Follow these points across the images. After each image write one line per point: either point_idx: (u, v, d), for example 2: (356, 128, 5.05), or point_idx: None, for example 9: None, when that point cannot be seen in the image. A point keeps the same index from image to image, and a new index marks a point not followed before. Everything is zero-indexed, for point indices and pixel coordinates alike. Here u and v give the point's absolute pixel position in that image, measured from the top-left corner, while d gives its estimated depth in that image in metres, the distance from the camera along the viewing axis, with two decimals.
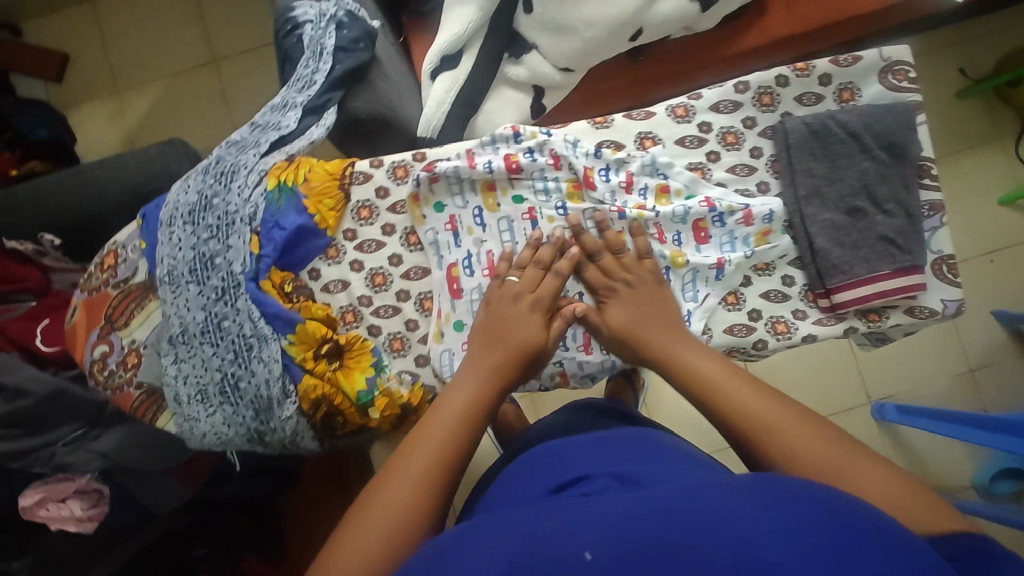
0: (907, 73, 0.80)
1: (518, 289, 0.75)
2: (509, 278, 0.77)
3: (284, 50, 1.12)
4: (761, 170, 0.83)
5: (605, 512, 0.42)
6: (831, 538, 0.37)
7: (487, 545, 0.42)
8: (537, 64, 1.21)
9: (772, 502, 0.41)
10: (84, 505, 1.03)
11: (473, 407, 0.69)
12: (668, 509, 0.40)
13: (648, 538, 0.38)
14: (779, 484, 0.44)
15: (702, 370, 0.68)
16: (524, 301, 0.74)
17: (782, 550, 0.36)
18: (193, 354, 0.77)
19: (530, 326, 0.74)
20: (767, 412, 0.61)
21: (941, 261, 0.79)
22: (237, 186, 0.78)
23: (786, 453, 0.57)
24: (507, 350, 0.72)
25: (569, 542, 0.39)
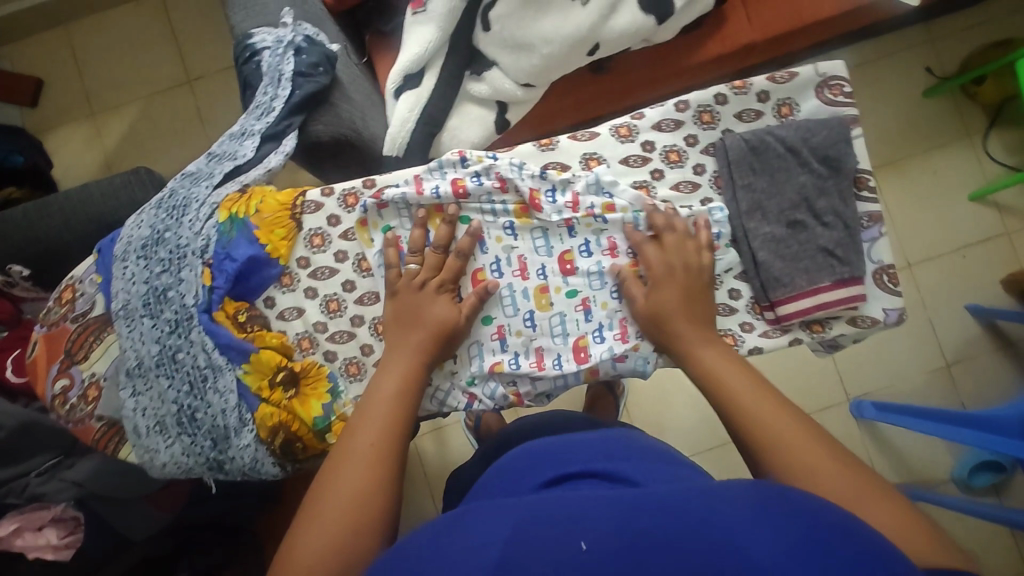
0: (842, 88, 0.83)
1: (421, 277, 0.78)
2: (408, 266, 0.80)
3: (243, 76, 1.11)
4: (706, 186, 0.84)
5: (609, 505, 0.44)
6: (816, 541, 0.40)
7: (486, 532, 0.44)
8: (498, 80, 1.18)
9: (761, 505, 0.44)
10: (60, 533, 1.04)
11: (403, 391, 0.72)
12: (666, 509, 0.43)
13: (646, 534, 0.41)
14: (770, 487, 0.46)
15: (717, 371, 0.70)
16: (430, 286, 0.78)
17: (771, 556, 0.39)
18: (150, 386, 0.78)
19: (441, 305, 0.77)
20: (788, 422, 0.62)
21: (881, 271, 0.81)
22: (188, 220, 0.80)
23: (804, 466, 0.58)
24: (424, 330, 0.75)
25: (570, 531, 0.42)
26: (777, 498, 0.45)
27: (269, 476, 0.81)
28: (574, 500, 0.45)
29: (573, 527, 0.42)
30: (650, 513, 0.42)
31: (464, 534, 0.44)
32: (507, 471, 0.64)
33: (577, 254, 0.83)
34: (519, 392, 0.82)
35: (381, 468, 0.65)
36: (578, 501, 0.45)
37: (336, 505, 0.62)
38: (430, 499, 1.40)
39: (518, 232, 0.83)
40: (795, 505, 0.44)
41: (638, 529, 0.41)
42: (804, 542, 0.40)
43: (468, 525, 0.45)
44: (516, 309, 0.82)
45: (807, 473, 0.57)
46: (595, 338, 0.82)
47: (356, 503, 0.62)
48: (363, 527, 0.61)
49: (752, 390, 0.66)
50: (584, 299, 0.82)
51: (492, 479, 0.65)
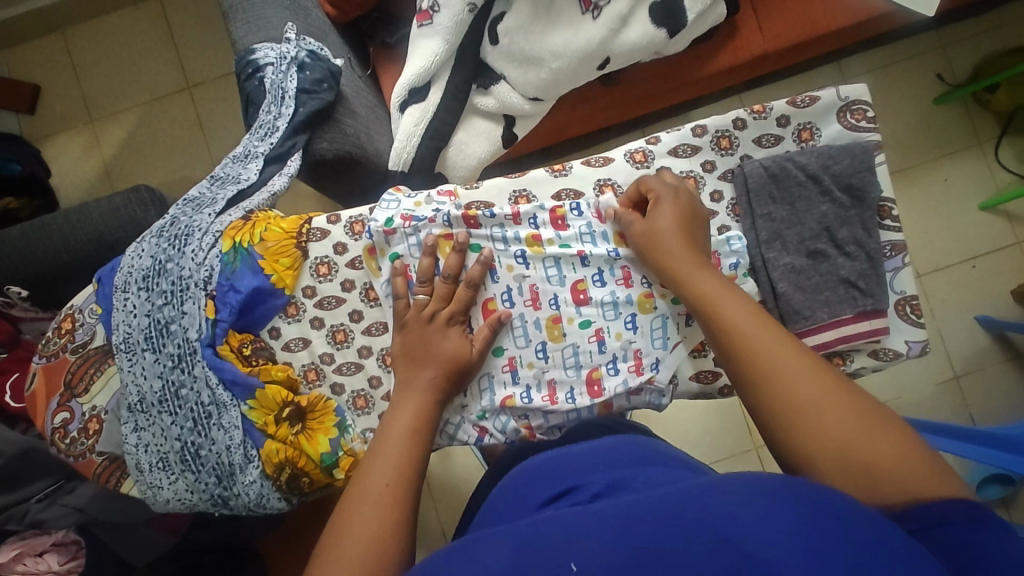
0: (865, 112, 0.81)
1: (431, 309, 0.76)
2: (417, 297, 0.77)
3: (246, 93, 1.08)
4: (723, 214, 0.82)
5: (603, 519, 0.42)
6: (815, 529, 0.38)
7: (480, 559, 0.42)
8: (506, 94, 1.14)
9: (758, 494, 0.41)
10: (61, 559, 1.02)
11: (415, 425, 0.70)
12: (659, 513, 0.41)
13: (639, 542, 0.39)
14: (766, 477, 0.44)
15: (707, 292, 0.66)
16: (440, 319, 0.76)
17: (769, 547, 0.36)
18: (153, 422, 0.76)
19: (452, 340, 0.75)
20: (788, 350, 0.59)
21: (905, 301, 0.79)
22: (191, 249, 0.78)
23: (805, 402, 0.55)
24: (437, 365, 0.73)
25: (560, 552, 0.40)
26: (772, 486, 0.42)
27: (275, 510, 0.79)
28: (569, 519, 0.43)
29: (565, 549, 0.40)
30: (645, 520, 0.40)
31: (467, 564, 0.42)
32: (513, 487, 0.60)
33: (591, 284, 0.80)
34: (531, 426, 0.79)
35: (397, 505, 0.63)
36: (575, 517, 0.43)
37: (357, 548, 0.59)
38: (435, 515, 1.38)
39: (530, 259, 0.80)
40: (792, 489, 0.42)
41: (634, 542, 0.39)
42: (802, 525, 0.38)
43: (475, 555, 0.43)
44: (528, 339, 0.80)
45: (806, 405, 0.54)
46: (609, 369, 0.79)
47: (376, 542, 0.60)
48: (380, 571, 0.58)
49: (742, 312, 0.63)
50: (598, 329, 0.79)
51: (498, 497, 0.61)
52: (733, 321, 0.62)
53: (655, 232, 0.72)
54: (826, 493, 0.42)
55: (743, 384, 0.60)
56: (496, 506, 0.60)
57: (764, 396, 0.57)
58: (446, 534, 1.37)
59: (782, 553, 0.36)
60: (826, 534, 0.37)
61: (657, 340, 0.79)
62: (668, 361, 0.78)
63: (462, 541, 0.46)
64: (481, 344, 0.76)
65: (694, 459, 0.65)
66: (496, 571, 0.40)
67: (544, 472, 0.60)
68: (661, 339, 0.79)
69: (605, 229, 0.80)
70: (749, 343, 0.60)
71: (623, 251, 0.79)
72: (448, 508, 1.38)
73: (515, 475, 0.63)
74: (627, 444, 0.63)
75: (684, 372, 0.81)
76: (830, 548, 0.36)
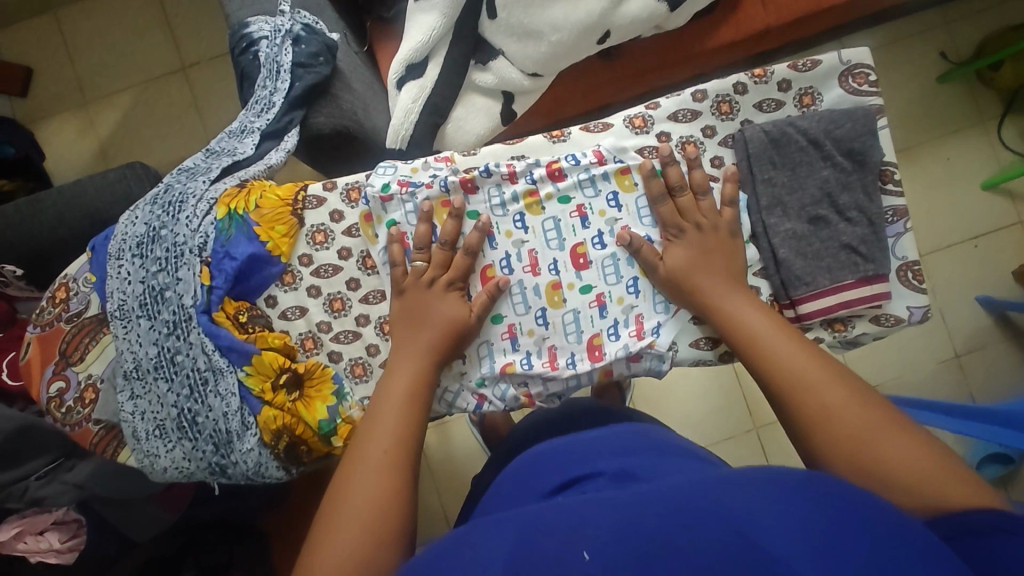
0: (867, 76, 0.80)
1: (430, 273, 0.75)
2: (415, 263, 0.76)
3: (240, 67, 1.07)
4: (724, 179, 0.81)
5: (613, 507, 0.41)
6: (831, 526, 0.37)
7: (488, 548, 0.42)
8: (504, 69, 1.13)
9: (772, 490, 0.41)
10: (63, 536, 1.01)
11: (413, 389, 0.70)
12: (671, 503, 0.40)
13: (649, 528, 0.38)
14: (782, 474, 0.43)
15: (748, 323, 0.69)
16: (439, 283, 0.75)
17: (786, 544, 0.36)
18: (149, 390, 0.76)
19: (445, 303, 0.74)
20: (787, 343, 0.66)
21: (907, 267, 0.78)
22: (185, 216, 0.77)
23: (831, 408, 0.60)
24: (433, 329, 0.73)
25: (571, 541, 0.39)
26: (788, 483, 0.42)
27: (273, 480, 0.78)
28: (578, 509, 0.42)
29: (574, 538, 0.39)
30: (655, 507, 0.40)
31: (476, 549, 0.42)
32: (521, 475, 0.60)
33: (591, 247, 0.79)
34: (531, 393, 0.79)
35: (395, 466, 0.63)
36: (583, 507, 0.42)
37: (361, 510, 0.60)
38: (436, 495, 1.38)
39: (528, 223, 0.80)
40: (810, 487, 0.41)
41: (646, 528, 0.38)
42: (817, 523, 0.37)
43: (482, 543, 0.43)
44: (527, 307, 0.79)
45: (836, 412, 0.59)
46: (610, 335, 0.78)
47: (376, 506, 0.60)
48: (382, 532, 0.59)
49: (754, 308, 0.70)
50: (598, 295, 0.79)
51: (504, 485, 0.61)
52: (747, 319, 0.70)
53: (678, 275, 0.74)
54: (842, 489, 0.42)
55: (783, 409, 0.63)
56: (501, 496, 0.59)
57: (796, 404, 0.62)
58: (447, 512, 1.37)
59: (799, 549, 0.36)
60: (843, 538, 0.36)
61: (659, 304, 0.79)
62: (670, 326, 0.78)
63: (470, 525, 0.47)
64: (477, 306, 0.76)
65: (703, 450, 0.65)
66: (501, 563, 0.40)
67: (551, 459, 0.59)
68: (663, 304, 0.79)
69: (605, 170, 0.79)
70: (761, 337, 0.68)
71: (624, 201, 0.79)
72: (449, 488, 1.38)
73: (523, 464, 0.62)
74: (633, 433, 0.63)
75: (684, 339, 0.79)
76: (847, 543, 0.36)
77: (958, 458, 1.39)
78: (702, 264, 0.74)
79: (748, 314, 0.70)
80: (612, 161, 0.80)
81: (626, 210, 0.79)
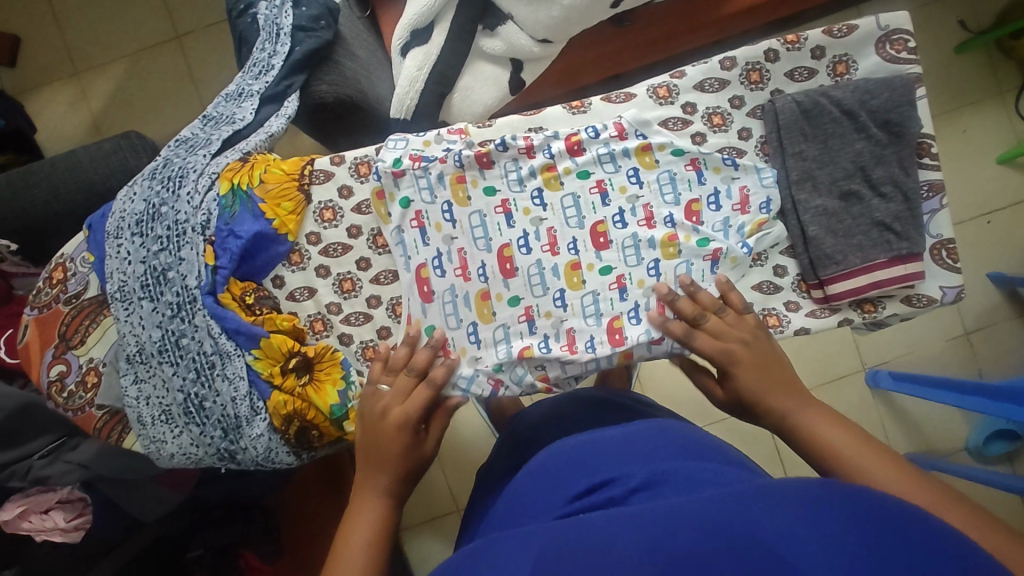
0: (906, 42, 0.75)
1: (387, 402, 0.69)
2: (381, 385, 0.70)
3: (239, 32, 1.03)
4: (752, 152, 0.77)
5: (640, 524, 0.41)
6: (865, 538, 0.36)
7: (519, 564, 0.43)
8: (513, 35, 1.05)
9: (810, 504, 0.40)
10: (67, 516, 1.00)
11: (376, 532, 0.64)
12: (699, 518, 0.40)
13: (678, 547, 0.38)
14: (822, 486, 0.42)
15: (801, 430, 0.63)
16: (394, 416, 0.68)
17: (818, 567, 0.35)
18: (153, 374, 0.73)
19: (401, 439, 0.67)
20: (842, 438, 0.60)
21: (940, 246, 0.75)
22: (186, 191, 0.73)
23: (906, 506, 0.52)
24: (392, 462, 0.67)
25: (597, 564, 0.39)
26: (824, 494, 0.41)
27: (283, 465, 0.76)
28: (606, 526, 0.42)
29: (601, 560, 0.39)
30: (686, 521, 0.40)
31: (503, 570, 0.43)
32: (544, 473, 0.58)
33: (611, 225, 0.76)
34: (549, 377, 0.75)
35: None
36: (612, 523, 0.42)
37: None
38: (441, 474, 1.35)
39: (547, 200, 0.76)
40: (850, 500, 0.40)
41: (675, 549, 0.38)
42: (853, 539, 0.36)
43: (512, 559, 0.44)
44: (545, 288, 0.76)
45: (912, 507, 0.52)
46: (631, 318, 0.75)
47: None
48: None
49: (830, 423, 0.62)
50: (619, 276, 0.75)
51: (527, 482, 0.59)
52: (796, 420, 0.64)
53: (741, 398, 0.68)
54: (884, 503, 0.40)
55: None
56: (524, 498, 0.58)
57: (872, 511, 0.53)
58: (452, 492, 1.35)
59: (829, 563, 0.35)
60: (878, 552, 0.35)
61: None
62: None
63: (494, 541, 0.47)
64: (411, 410, 0.69)
65: (741, 456, 0.64)
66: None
67: (574, 459, 0.58)
68: None
69: (626, 145, 0.75)
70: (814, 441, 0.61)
71: (645, 178, 0.75)
72: (454, 468, 1.35)
73: (549, 455, 0.61)
74: (661, 431, 0.62)
75: None
76: (883, 556, 0.35)
77: (964, 437, 1.38)
78: (767, 381, 0.67)
79: (826, 429, 0.62)
80: (633, 135, 0.76)
81: (648, 185, 0.75)
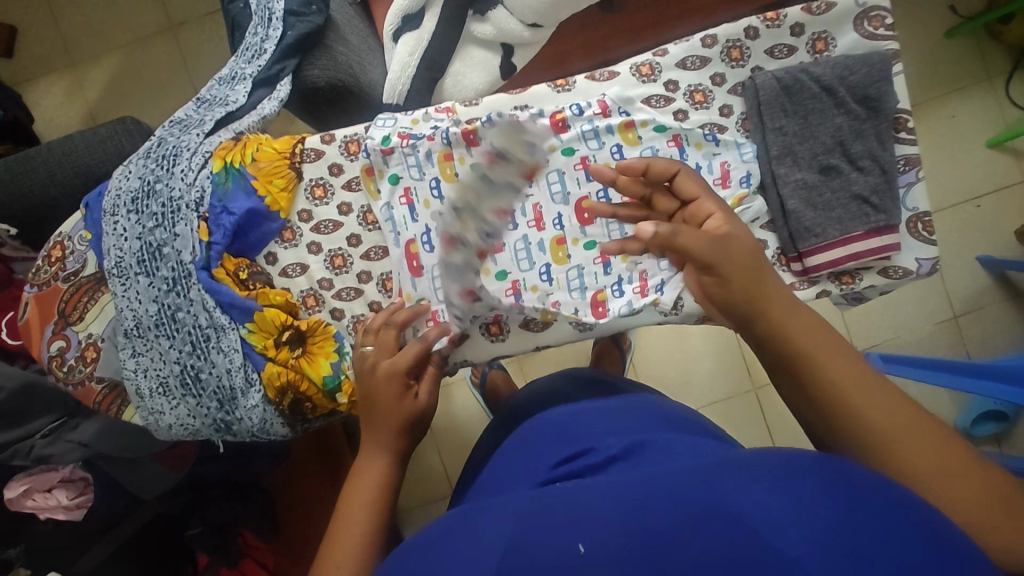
0: (884, 19, 0.77)
1: (375, 358, 0.70)
2: (365, 347, 0.72)
3: (231, 17, 1.05)
4: (732, 128, 0.79)
5: (614, 494, 0.40)
6: (837, 509, 0.35)
7: (491, 533, 0.41)
8: (503, 20, 1.05)
9: (787, 476, 0.38)
10: (70, 494, 1.02)
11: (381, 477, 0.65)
12: (670, 489, 0.38)
13: (650, 518, 0.36)
14: (802, 458, 0.40)
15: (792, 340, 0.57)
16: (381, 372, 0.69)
17: (792, 542, 0.33)
18: (150, 347, 0.75)
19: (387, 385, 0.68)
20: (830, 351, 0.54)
21: (917, 219, 0.77)
22: (180, 169, 0.75)
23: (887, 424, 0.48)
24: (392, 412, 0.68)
25: (568, 532, 0.37)
26: (804, 469, 0.39)
27: (278, 437, 0.78)
28: (580, 496, 0.41)
29: (572, 528, 0.38)
30: (660, 495, 0.38)
31: (470, 544, 0.41)
32: (530, 448, 0.59)
33: (596, 201, 0.77)
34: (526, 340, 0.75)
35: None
36: (585, 493, 0.41)
37: None
38: (438, 457, 1.38)
39: (533, 176, 0.78)
40: (828, 476, 0.38)
41: (647, 519, 0.36)
42: (829, 515, 0.35)
43: (483, 524, 0.42)
44: (531, 262, 0.78)
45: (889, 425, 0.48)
46: (614, 291, 0.77)
47: None
48: None
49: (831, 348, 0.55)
50: (603, 251, 0.77)
51: (512, 458, 0.60)
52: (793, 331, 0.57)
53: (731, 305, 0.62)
54: (860, 475, 0.39)
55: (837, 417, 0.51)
56: (504, 477, 0.58)
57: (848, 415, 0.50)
58: (449, 475, 1.36)
59: (803, 539, 0.33)
60: (857, 529, 0.34)
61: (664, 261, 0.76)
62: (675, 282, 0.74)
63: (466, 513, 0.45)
64: (405, 362, 0.70)
65: (715, 427, 0.65)
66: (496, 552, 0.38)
67: (557, 434, 0.59)
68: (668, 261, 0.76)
69: (610, 122, 0.77)
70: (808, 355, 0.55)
71: (629, 154, 0.77)
72: (449, 449, 1.37)
73: (533, 431, 0.62)
74: (645, 407, 0.63)
75: None
76: (856, 532, 0.33)
77: (953, 417, 1.39)
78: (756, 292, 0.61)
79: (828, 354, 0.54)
80: (616, 113, 0.77)
81: (631, 160, 0.77)
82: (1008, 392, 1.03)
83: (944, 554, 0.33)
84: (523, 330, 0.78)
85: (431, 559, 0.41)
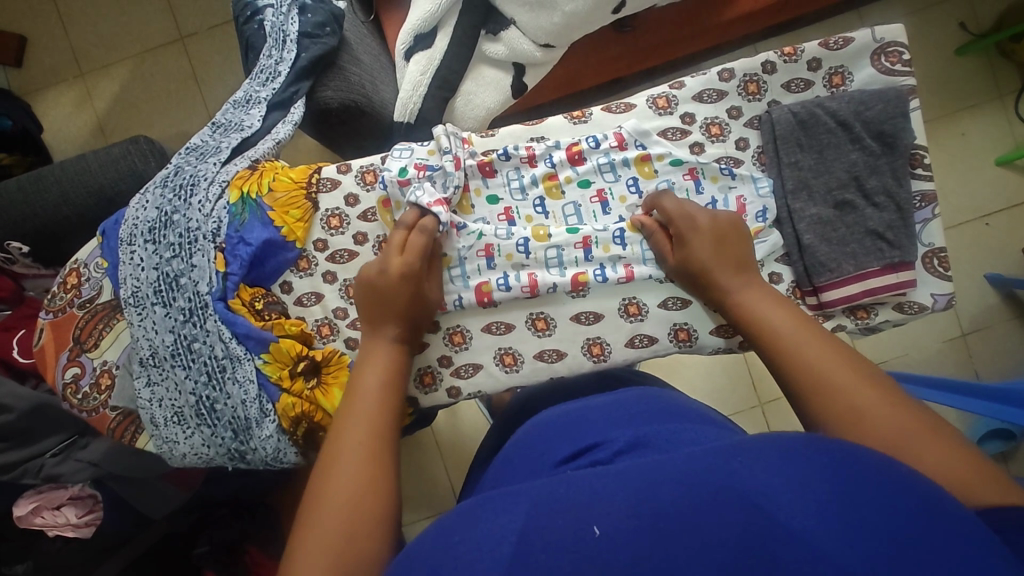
0: (900, 55, 0.77)
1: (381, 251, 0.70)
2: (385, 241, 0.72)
3: (245, 38, 1.04)
4: (748, 162, 0.79)
5: (623, 479, 0.38)
6: (840, 483, 0.35)
7: (498, 517, 0.38)
8: (515, 41, 1.05)
9: (790, 456, 0.37)
10: (79, 512, 1.01)
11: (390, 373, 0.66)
12: (684, 475, 0.37)
13: (662, 501, 0.35)
14: (805, 442, 0.39)
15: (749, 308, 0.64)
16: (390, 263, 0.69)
17: (806, 517, 0.32)
18: (166, 377, 0.75)
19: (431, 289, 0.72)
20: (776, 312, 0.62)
21: (932, 254, 0.77)
22: (197, 201, 0.76)
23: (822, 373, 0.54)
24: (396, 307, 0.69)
25: (580, 516, 0.36)
26: (801, 447, 0.39)
27: (291, 465, 0.78)
28: (586, 479, 0.39)
29: (585, 511, 0.36)
30: (670, 478, 0.37)
31: (485, 521, 0.38)
32: (532, 443, 0.58)
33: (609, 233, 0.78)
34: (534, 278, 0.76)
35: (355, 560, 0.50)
36: (592, 477, 0.39)
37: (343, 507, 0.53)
38: (442, 471, 1.37)
39: (549, 208, 0.79)
40: (832, 455, 0.38)
41: (659, 502, 0.35)
42: (839, 494, 0.34)
43: (496, 506, 0.39)
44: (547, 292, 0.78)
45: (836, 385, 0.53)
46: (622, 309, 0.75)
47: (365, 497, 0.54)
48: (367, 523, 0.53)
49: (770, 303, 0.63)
50: (585, 237, 0.76)
51: (515, 453, 0.59)
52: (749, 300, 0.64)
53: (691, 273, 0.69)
54: (860, 453, 0.38)
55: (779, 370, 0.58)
56: (510, 470, 0.57)
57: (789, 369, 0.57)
58: (455, 490, 1.36)
59: (809, 517, 0.33)
60: (863, 504, 0.33)
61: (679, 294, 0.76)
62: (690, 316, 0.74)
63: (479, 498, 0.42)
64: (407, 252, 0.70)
65: (717, 415, 0.65)
66: (509, 535, 0.36)
67: (561, 427, 0.59)
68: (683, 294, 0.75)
69: (626, 155, 0.77)
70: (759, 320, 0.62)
71: (644, 187, 0.77)
72: (455, 464, 1.37)
73: (535, 425, 0.62)
74: (647, 399, 0.64)
75: (705, 326, 0.76)
76: (864, 507, 0.33)
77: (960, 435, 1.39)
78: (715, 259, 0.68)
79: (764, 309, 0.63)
80: (633, 145, 0.78)
81: (646, 189, 0.77)
82: (1009, 414, 1.03)
83: (942, 517, 0.33)
84: (538, 361, 0.77)
85: (443, 541, 0.39)
